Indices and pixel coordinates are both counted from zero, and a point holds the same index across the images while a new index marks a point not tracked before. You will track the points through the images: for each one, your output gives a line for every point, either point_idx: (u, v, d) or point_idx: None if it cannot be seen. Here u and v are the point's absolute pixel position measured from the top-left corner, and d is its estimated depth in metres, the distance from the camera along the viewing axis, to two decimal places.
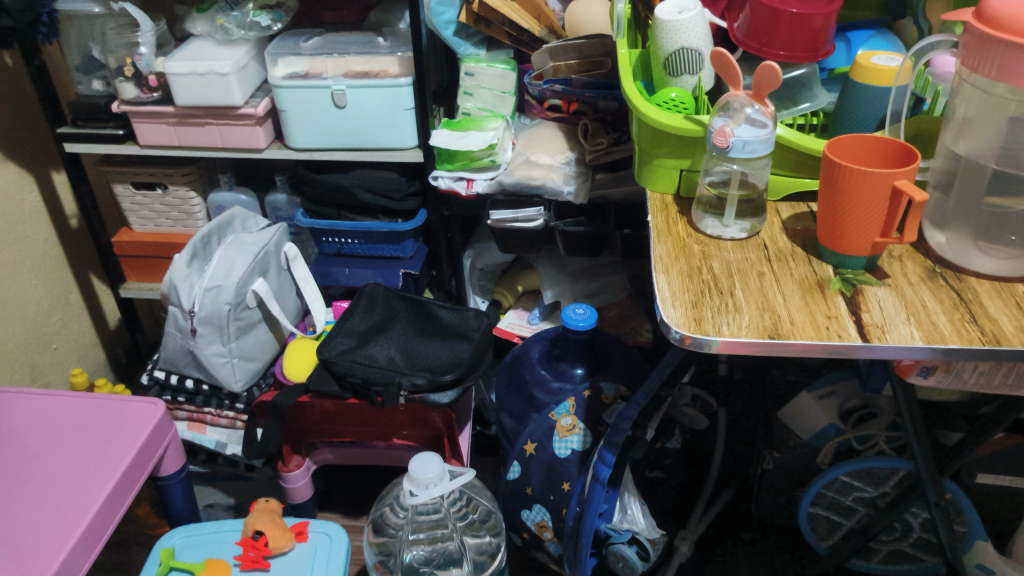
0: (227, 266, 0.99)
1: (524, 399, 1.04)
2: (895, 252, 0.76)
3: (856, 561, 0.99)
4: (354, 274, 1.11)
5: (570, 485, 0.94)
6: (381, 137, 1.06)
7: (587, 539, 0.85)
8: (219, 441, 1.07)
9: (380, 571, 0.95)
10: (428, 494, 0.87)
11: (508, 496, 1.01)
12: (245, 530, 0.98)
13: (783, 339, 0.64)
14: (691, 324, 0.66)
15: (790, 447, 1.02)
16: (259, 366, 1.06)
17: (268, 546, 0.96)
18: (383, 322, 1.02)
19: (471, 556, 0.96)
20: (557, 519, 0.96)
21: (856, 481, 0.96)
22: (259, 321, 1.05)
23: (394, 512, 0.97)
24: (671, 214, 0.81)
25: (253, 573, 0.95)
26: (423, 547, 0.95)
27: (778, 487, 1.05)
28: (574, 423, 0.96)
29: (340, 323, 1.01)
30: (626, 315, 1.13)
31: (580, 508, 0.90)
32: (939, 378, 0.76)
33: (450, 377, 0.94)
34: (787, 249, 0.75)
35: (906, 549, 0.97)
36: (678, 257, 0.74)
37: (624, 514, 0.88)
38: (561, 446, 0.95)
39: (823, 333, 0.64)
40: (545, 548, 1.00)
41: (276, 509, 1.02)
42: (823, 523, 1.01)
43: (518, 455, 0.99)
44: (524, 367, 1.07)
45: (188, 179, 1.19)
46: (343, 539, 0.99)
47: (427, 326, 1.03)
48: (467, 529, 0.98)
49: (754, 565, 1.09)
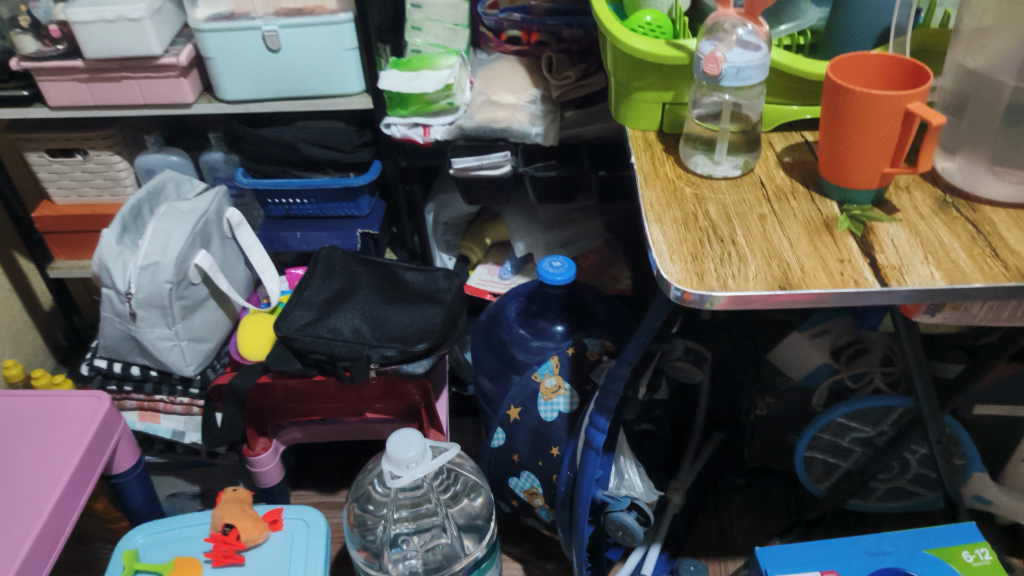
0: (163, 240, 0.89)
1: (504, 360, 0.98)
2: (901, 181, 0.65)
3: (855, 501, 0.95)
4: (307, 238, 1.01)
5: (559, 450, 0.89)
6: (323, 83, 0.95)
7: (584, 508, 0.78)
8: (176, 430, 0.97)
9: (366, 558, 0.87)
10: (411, 474, 0.79)
11: (494, 465, 0.96)
12: (213, 525, 0.90)
13: (795, 289, 0.54)
14: (692, 278, 0.55)
15: (784, 390, 0.98)
16: (211, 346, 0.97)
17: (240, 540, 0.88)
18: (343, 290, 0.94)
19: (461, 530, 0.90)
20: (548, 485, 0.91)
21: (853, 422, 0.91)
22: (206, 297, 0.95)
23: (376, 489, 0.90)
24: (656, 154, 0.70)
25: (228, 569, 0.88)
26: (409, 524, 0.89)
27: (772, 431, 1.02)
28: (559, 384, 0.89)
29: (295, 294, 0.92)
30: (603, 263, 1.06)
31: (571, 473, 0.84)
32: (947, 314, 0.70)
33: (423, 346, 0.87)
34: (786, 186, 0.65)
35: (902, 485, 0.94)
36: (670, 203, 0.63)
37: (622, 480, 0.83)
38: (547, 409, 0.89)
39: (837, 279, 0.54)
40: (536, 514, 0.95)
41: (246, 499, 0.94)
42: (820, 465, 0.97)
43: (501, 421, 0.93)
44: (500, 326, 1.00)
45: (110, 142, 1.06)
46: (321, 524, 0.92)
47: (392, 291, 0.95)
48: (453, 501, 0.91)
49: (750, 512, 1.10)
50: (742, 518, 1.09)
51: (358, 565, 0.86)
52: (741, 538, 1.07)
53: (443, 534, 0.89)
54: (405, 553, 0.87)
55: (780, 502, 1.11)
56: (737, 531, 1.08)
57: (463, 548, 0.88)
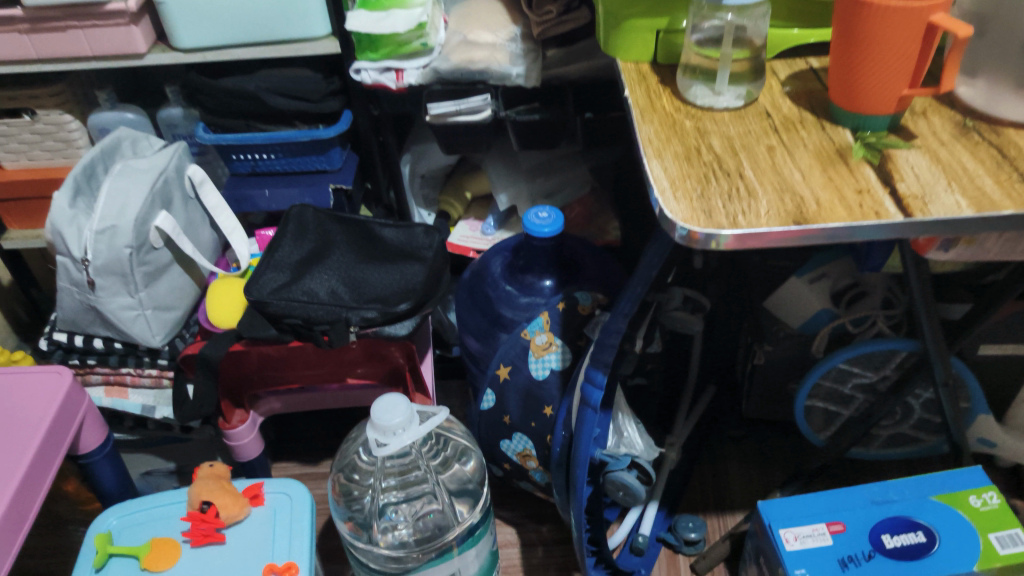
0: (119, 202, 0.82)
1: (490, 319, 0.93)
2: (918, 107, 0.60)
3: (856, 450, 0.93)
4: (275, 195, 0.95)
5: (553, 410, 0.85)
6: (286, 27, 0.88)
7: (581, 469, 0.74)
8: (146, 405, 0.91)
9: (353, 532, 0.83)
10: (399, 442, 0.74)
11: (485, 427, 0.91)
12: (189, 504, 0.85)
13: (813, 223, 0.49)
14: (699, 215, 0.51)
15: (782, 338, 0.94)
16: (178, 315, 0.91)
17: (220, 517, 0.84)
18: (318, 250, 0.88)
19: (453, 497, 0.86)
20: (542, 447, 0.87)
21: (856, 367, 0.88)
22: (171, 262, 0.88)
23: (362, 458, 0.86)
24: (652, 86, 0.65)
25: (208, 547, 0.83)
26: (398, 494, 0.84)
27: (770, 381, 0.99)
28: (550, 341, 0.85)
29: (266, 256, 0.86)
30: (589, 214, 1.01)
31: (567, 432, 0.81)
32: (961, 250, 0.66)
33: (405, 307, 0.81)
34: (794, 116, 0.60)
35: (905, 431, 0.91)
36: (670, 138, 0.58)
37: (620, 438, 0.79)
38: (538, 367, 0.85)
39: (856, 212, 0.50)
40: (529, 476, 0.92)
41: (224, 474, 0.89)
42: (820, 414, 0.94)
43: (490, 381, 0.89)
44: (485, 282, 0.95)
45: (59, 99, 0.99)
46: (304, 497, 0.88)
47: (370, 249, 0.89)
48: (443, 468, 0.87)
49: (746, 467, 1.08)
50: (738, 471, 1.07)
51: (344, 537, 0.83)
52: (739, 492, 1.05)
53: (434, 503, 0.85)
54: (395, 524, 0.83)
55: (777, 454, 1.09)
56: (734, 484, 1.06)
57: (456, 514, 0.84)
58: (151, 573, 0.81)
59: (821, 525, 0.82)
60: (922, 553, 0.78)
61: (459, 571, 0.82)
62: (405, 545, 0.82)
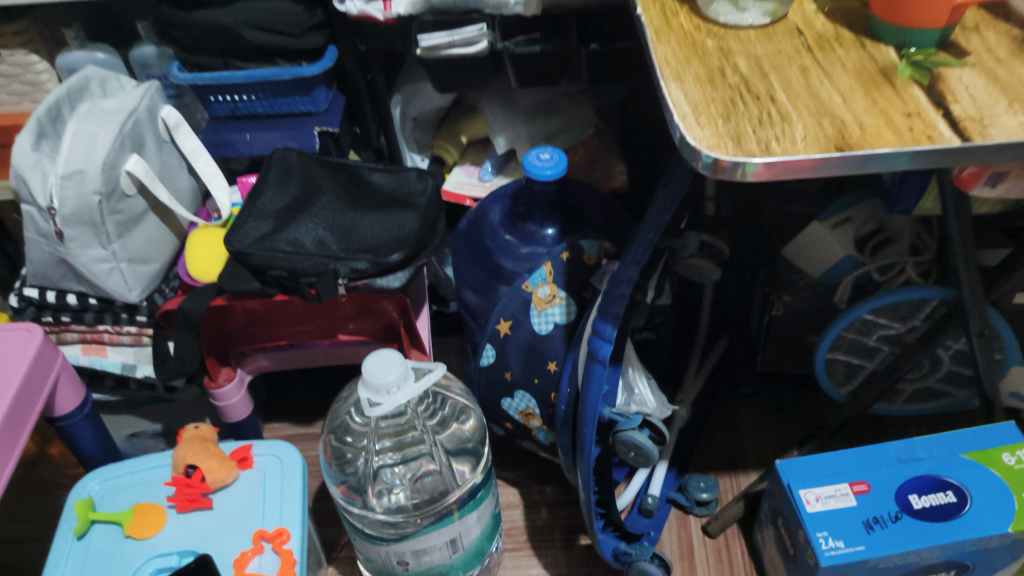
0: (85, 144, 0.75)
1: (489, 270, 0.87)
2: (969, 21, 0.54)
3: (879, 405, 0.87)
4: (257, 140, 0.89)
5: (557, 366, 0.79)
6: None
7: (588, 429, 0.69)
8: (126, 364, 0.86)
9: (346, 495, 0.79)
10: (392, 402, 0.69)
11: (485, 384, 0.86)
12: (174, 467, 0.80)
13: (856, 150, 0.43)
14: (727, 142, 0.44)
15: (802, 288, 0.89)
16: (157, 268, 0.84)
17: (206, 482, 0.79)
18: (303, 196, 0.82)
19: (453, 458, 0.81)
20: (546, 405, 0.82)
21: (881, 319, 0.83)
22: (146, 211, 0.82)
23: (356, 418, 0.81)
24: (668, 4, 0.58)
25: (194, 513, 0.79)
26: (394, 456, 0.80)
27: (788, 334, 0.93)
28: (553, 293, 0.79)
29: (247, 204, 0.80)
30: (593, 157, 0.95)
31: (572, 390, 0.75)
32: (1010, 186, 0.60)
33: (397, 257, 0.75)
34: (829, 34, 0.53)
35: (932, 385, 0.86)
36: (689, 59, 0.51)
37: (631, 395, 0.74)
38: (541, 321, 0.79)
39: (906, 136, 0.44)
40: (533, 436, 0.87)
41: (211, 436, 0.84)
42: (842, 368, 0.89)
43: (490, 337, 0.83)
44: (483, 232, 0.89)
45: (23, 38, 0.91)
46: (296, 460, 0.82)
47: (359, 196, 0.83)
48: (441, 427, 0.82)
49: (759, 423, 1.04)
50: (750, 428, 1.03)
51: (337, 501, 0.78)
52: (752, 450, 1.01)
53: (432, 464, 0.80)
54: (393, 487, 0.79)
55: (792, 410, 1.04)
56: (746, 441, 1.02)
57: (455, 475, 0.80)
58: (135, 542, 0.77)
59: (845, 486, 0.78)
60: (951, 515, 0.75)
61: (461, 534, 0.78)
62: (404, 509, 0.78)
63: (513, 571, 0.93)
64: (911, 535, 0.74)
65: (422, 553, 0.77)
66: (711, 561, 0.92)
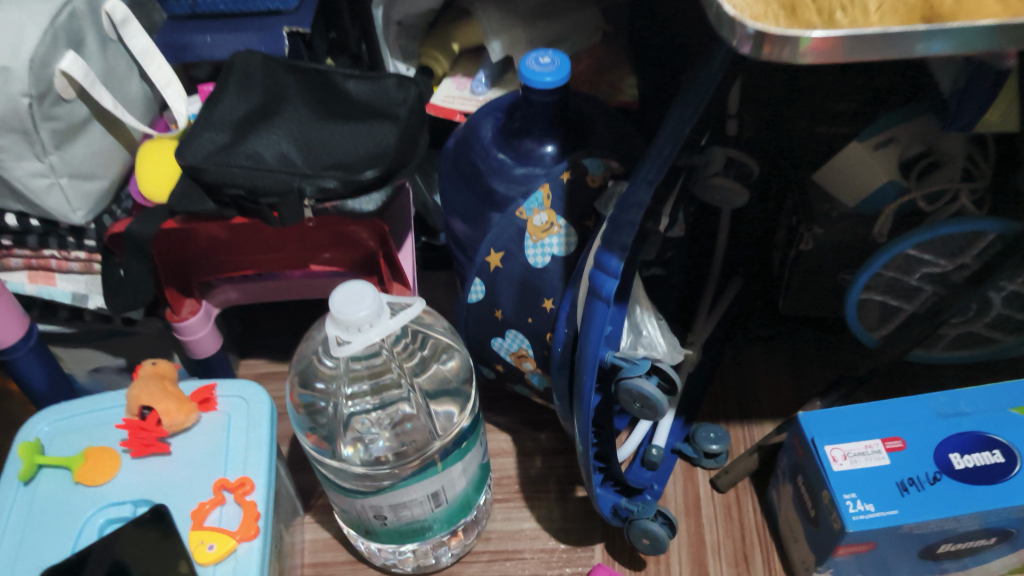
0: (10, 37, 0.64)
1: (480, 195, 0.77)
2: None
3: (917, 352, 0.79)
4: (218, 42, 0.78)
5: (553, 304, 0.70)
6: None
7: (588, 376, 0.61)
8: (76, 294, 0.78)
9: (316, 445, 0.71)
10: (363, 340, 0.60)
11: (474, 323, 0.77)
12: (128, 408, 0.72)
13: (946, 23, 0.36)
14: (788, 13, 0.37)
15: (835, 218, 0.79)
16: (104, 186, 0.75)
17: (162, 425, 0.70)
18: (267, 105, 0.71)
19: (433, 401, 0.73)
20: (540, 347, 0.73)
21: (926, 254, 0.74)
22: (88, 119, 0.72)
23: (322, 361, 0.72)
24: None
25: (151, 459, 0.71)
26: (369, 400, 0.72)
27: (814, 269, 0.85)
28: (552, 221, 0.69)
29: (205, 112, 0.70)
30: (600, 69, 0.84)
31: (570, 330, 0.67)
32: None
33: (372, 174, 0.66)
34: None
35: (979, 331, 0.77)
36: None
37: (639, 338, 0.64)
38: (536, 254, 0.70)
39: (1009, 5, 0.37)
40: (525, 380, 0.78)
41: (169, 374, 0.75)
42: (876, 309, 0.81)
43: (479, 270, 0.74)
44: (473, 150, 0.79)
45: None
46: (263, 401, 0.74)
47: (330, 106, 0.72)
48: (420, 369, 0.74)
49: (774, 368, 0.95)
50: (765, 372, 0.94)
51: (307, 452, 0.71)
52: (767, 396, 0.93)
53: (410, 408, 0.73)
54: (369, 434, 0.72)
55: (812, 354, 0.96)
56: (762, 387, 0.93)
57: (437, 420, 0.72)
58: (86, 489, 0.69)
59: (876, 442, 0.72)
60: (996, 476, 0.69)
61: (444, 487, 0.71)
62: (382, 457, 0.71)
63: (503, 524, 0.87)
64: (948, 499, 0.68)
65: (401, 507, 0.70)
66: (719, 518, 0.86)
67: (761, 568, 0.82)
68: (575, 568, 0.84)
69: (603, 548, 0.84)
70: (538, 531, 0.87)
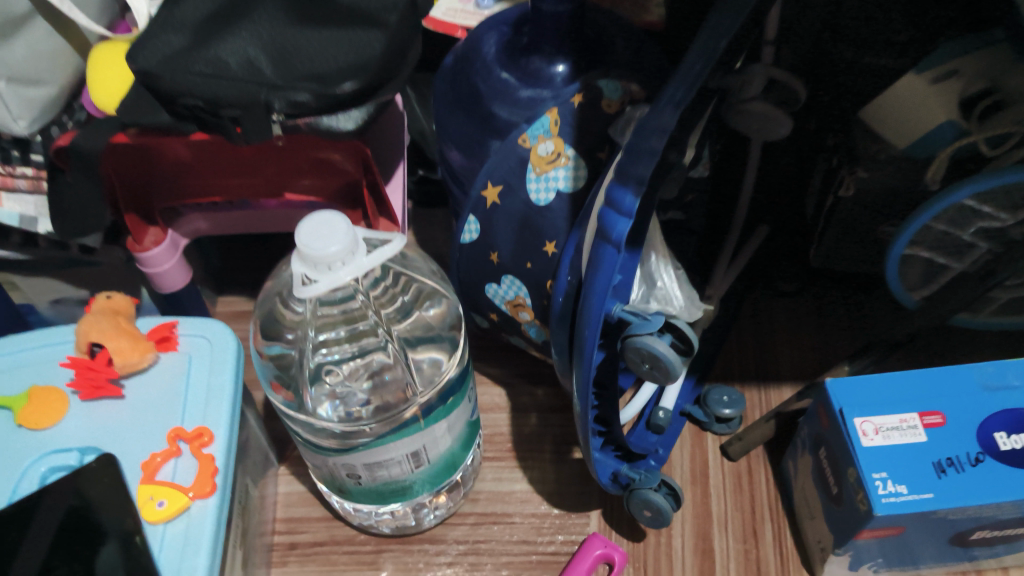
0: None
1: (479, 121, 0.68)
2: None
3: (962, 315, 0.73)
4: None
5: (556, 247, 0.61)
6: None
7: (592, 332, 0.53)
8: (24, 215, 0.69)
9: (283, 395, 0.65)
10: (330, 282, 0.52)
11: (467, 266, 0.69)
12: (77, 345, 0.64)
13: None
14: None
15: (881, 163, 0.70)
16: (52, 93, 0.66)
17: (113, 366, 0.63)
18: (235, 4, 0.62)
19: (412, 350, 0.67)
20: (539, 296, 0.65)
21: (984, 207, 0.66)
22: (31, 13, 0.62)
23: (287, 304, 0.65)
24: None
25: (102, 403, 0.63)
26: (344, 350, 0.66)
27: (852, 220, 0.76)
28: (559, 151, 0.60)
29: (164, 9, 0.61)
30: None
31: (573, 279, 0.59)
32: None
33: (351, 88, 0.57)
34: None
35: None
36: None
37: (651, 290, 0.56)
38: (539, 189, 0.61)
39: None
40: (522, 331, 0.70)
41: (125, 310, 0.67)
42: (919, 267, 0.74)
43: (474, 206, 0.65)
44: (473, 68, 0.69)
45: None
46: (228, 343, 0.66)
47: (308, 8, 0.63)
48: (399, 316, 0.67)
49: (797, 328, 0.87)
50: (787, 333, 0.86)
51: (275, 405, 0.65)
52: (787, 358, 0.85)
53: (388, 358, 0.66)
54: (344, 386, 0.66)
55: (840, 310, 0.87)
56: (784, 348, 0.86)
57: (418, 370, 0.66)
58: (28, 432, 0.62)
59: (913, 416, 0.64)
60: None
61: (425, 446, 0.64)
62: (357, 412, 0.65)
63: (494, 485, 0.81)
64: (989, 483, 0.61)
65: (377, 467, 0.63)
66: (728, 488, 0.79)
67: (771, 545, 0.75)
68: (567, 536, 0.77)
69: (600, 516, 0.78)
70: (530, 493, 0.80)
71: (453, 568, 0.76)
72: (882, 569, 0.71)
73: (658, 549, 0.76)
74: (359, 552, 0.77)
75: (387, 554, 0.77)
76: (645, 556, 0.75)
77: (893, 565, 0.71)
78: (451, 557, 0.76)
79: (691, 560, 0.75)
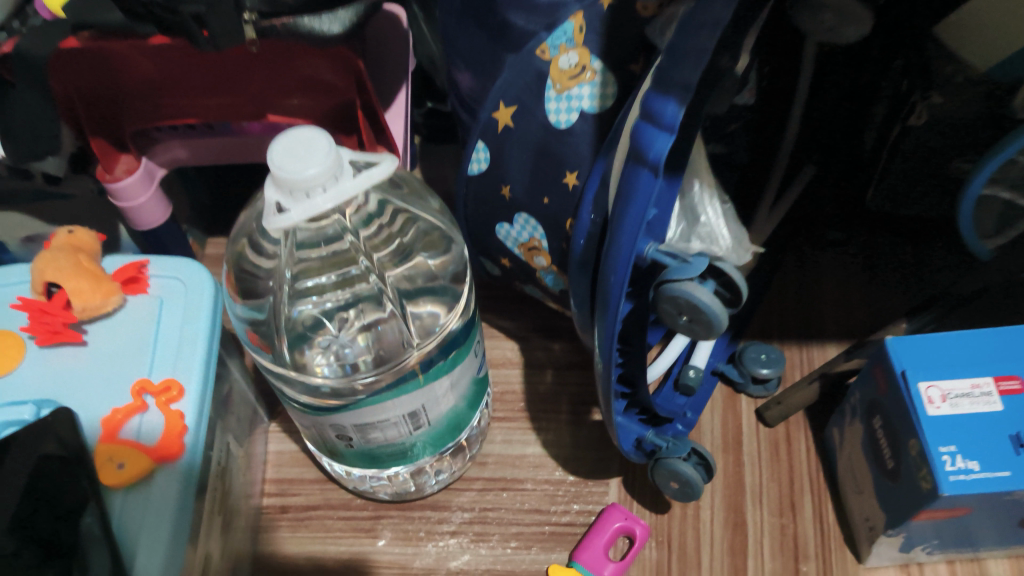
0: None
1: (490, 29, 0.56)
2: None
3: None
4: None
5: (577, 179, 0.52)
6: None
7: (619, 279, 0.44)
8: None
9: (260, 346, 0.58)
10: (305, 212, 0.43)
11: (475, 202, 0.60)
12: (32, 285, 0.57)
13: None
14: None
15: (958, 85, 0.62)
16: None
17: (72, 310, 0.56)
18: None
19: (411, 301, 0.60)
20: (557, 238, 0.56)
21: None
22: None
23: (258, 244, 0.57)
24: None
25: (61, 351, 0.56)
26: (338, 297, 0.60)
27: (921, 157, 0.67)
28: (584, 63, 0.51)
29: None
30: None
31: (597, 216, 0.50)
32: None
33: None
34: None
35: None
36: None
37: (693, 228, 0.48)
38: (559, 108, 0.52)
39: None
40: (537, 279, 0.62)
41: (89, 247, 0.59)
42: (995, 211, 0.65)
43: (484, 130, 0.57)
44: None
45: None
46: (203, 287, 0.59)
47: None
48: (395, 259, 0.59)
49: (844, 287, 0.79)
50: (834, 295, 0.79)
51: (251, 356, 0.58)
52: (835, 320, 0.78)
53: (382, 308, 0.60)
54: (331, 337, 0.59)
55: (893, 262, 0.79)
56: (830, 311, 0.79)
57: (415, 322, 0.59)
58: None
59: (988, 381, 0.56)
60: None
61: (425, 406, 0.56)
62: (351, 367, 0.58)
63: (503, 447, 0.73)
64: None
65: (369, 429, 0.56)
66: (763, 456, 0.71)
67: (811, 520, 0.68)
68: (582, 505, 0.70)
69: (620, 484, 0.71)
70: (543, 458, 0.73)
71: (457, 538, 0.69)
72: (937, 550, 0.63)
73: (685, 522, 0.69)
74: (355, 518, 0.70)
75: (385, 521, 0.70)
76: (670, 529, 0.68)
77: (949, 547, 0.63)
78: (455, 525, 0.70)
79: (722, 535, 0.68)
